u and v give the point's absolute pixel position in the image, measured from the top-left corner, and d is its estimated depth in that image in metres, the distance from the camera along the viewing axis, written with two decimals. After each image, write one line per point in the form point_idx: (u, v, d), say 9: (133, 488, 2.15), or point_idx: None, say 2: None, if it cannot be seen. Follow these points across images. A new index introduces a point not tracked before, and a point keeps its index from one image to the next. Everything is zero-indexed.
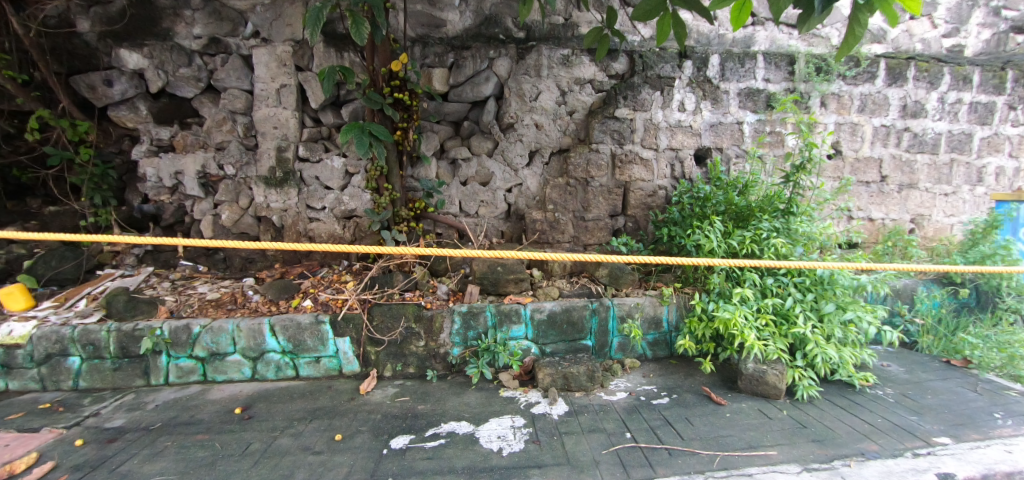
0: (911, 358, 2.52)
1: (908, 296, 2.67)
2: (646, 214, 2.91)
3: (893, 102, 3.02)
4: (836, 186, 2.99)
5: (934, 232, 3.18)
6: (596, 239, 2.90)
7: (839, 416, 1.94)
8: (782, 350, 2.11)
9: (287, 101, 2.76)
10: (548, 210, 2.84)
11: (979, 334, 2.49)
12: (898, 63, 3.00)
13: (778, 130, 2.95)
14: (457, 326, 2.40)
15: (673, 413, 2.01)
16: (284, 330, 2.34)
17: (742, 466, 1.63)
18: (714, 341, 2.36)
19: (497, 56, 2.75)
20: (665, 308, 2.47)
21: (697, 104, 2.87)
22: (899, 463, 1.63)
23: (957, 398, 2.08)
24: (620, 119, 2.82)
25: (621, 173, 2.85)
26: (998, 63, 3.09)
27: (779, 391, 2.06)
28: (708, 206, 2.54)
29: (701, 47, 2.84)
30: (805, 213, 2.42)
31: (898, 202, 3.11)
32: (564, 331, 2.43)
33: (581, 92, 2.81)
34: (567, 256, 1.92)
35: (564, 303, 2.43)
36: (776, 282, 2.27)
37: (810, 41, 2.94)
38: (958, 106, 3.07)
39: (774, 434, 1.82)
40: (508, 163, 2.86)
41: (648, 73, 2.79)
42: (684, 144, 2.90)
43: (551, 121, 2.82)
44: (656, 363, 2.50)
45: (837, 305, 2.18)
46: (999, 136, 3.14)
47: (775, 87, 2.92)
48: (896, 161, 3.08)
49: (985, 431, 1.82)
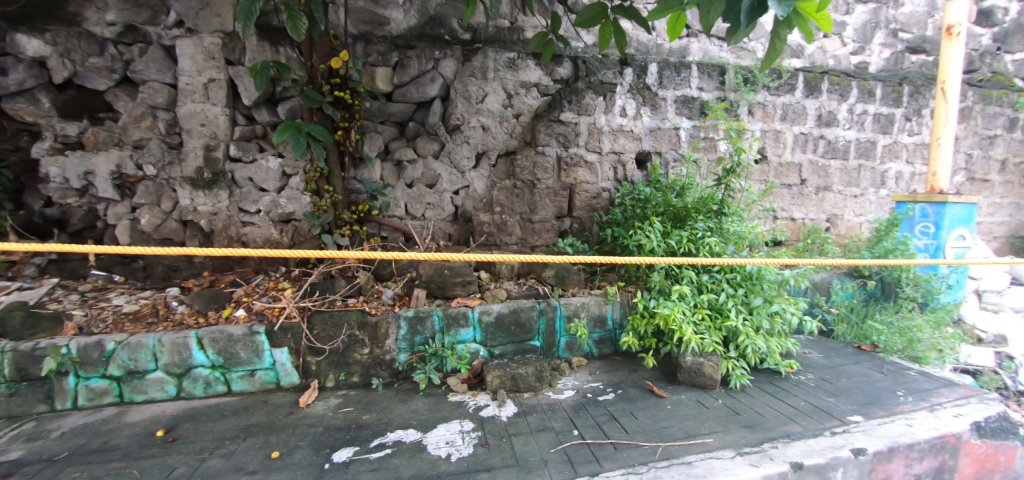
0: (828, 345, 2.77)
1: (825, 288, 2.94)
2: (591, 215, 2.99)
3: (811, 111, 3.30)
4: (763, 188, 3.23)
5: (846, 230, 3.51)
6: (543, 240, 2.92)
7: (767, 402, 2.08)
8: (717, 342, 2.23)
9: (216, 97, 2.57)
10: (495, 212, 2.84)
11: (884, 320, 2.76)
12: (814, 76, 3.28)
13: (711, 135, 3.14)
14: (404, 331, 2.35)
15: (618, 408, 2.06)
16: (213, 342, 2.17)
17: (681, 455, 1.71)
18: (656, 337, 2.45)
19: (443, 57, 2.70)
20: (610, 307, 2.54)
21: (638, 109, 2.99)
22: (819, 442, 1.77)
23: (867, 379, 2.30)
24: (565, 122, 2.87)
25: (567, 175, 2.91)
26: (896, 79, 3.46)
27: (715, 381, 2.18)
28: (648, 207, 2.65)
29: (640, 55, 2.97)
30: (736, 213, 2.58)
31: (816, 203, 3.41)
32: (512, 333, 2.43)
33: (527, 96, 2.84)
34: (501, 257, 1.78)
35: (512, 305, 2.43)
36: (711, 278, 2.40)
37: (737, 54, 3.17)
38: (864, 117, 3.41)
39: (710, 423, 1.92)
40: (456, 165, 2.83)
41: (591, 79, 2.87)
42: (626, 148, 3.01)
43: (498, 123, 2.83)
44: (602, 361, 2.57)
45: (764, 298, 2.34)
46: (898, 144, 3.52)
47: (709, 95, 3.10)
48: (814, 166, 3.37)
49: (890, 407, 2.02)
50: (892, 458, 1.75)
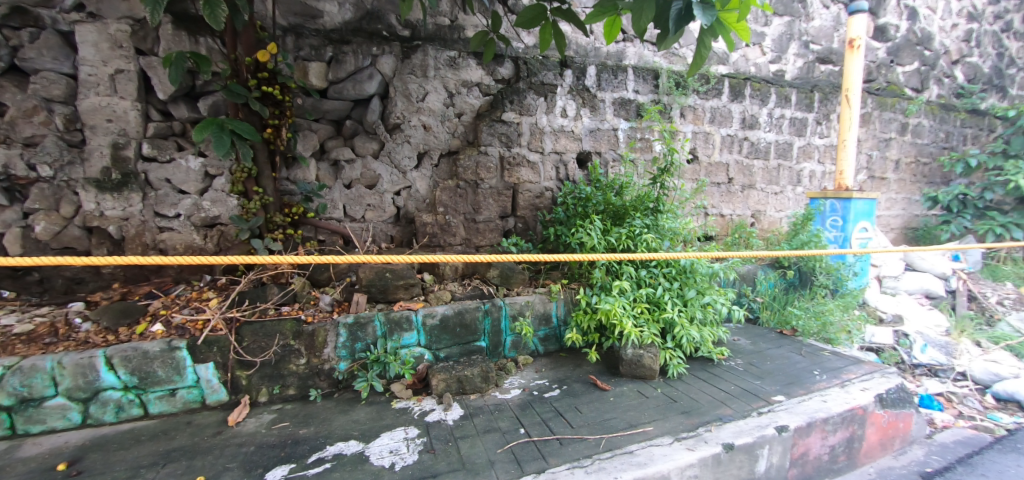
0: (754, 332, 2.97)
1: (751, 279, 3.16)
2: (534, 214, 3.02)
3: (735, 115, 3.54)
4: (694, 187, 3.42)
5: (768, 225, 3.81)
6: (488, 240, 2.91)
7: (701, 388, 2.20)
8: (655, 334, 2.32)
9: (124, 90, 2.32)
10: (438, 213, 2.79)
11: (802, 306, 3.02)
12: (738, 82, 3.52)
13: (646, 136, 3.28)
14: (343, 338, 2.24)
15: (563, 404, 2.09)
16: (125, 361, 1.95)
17: (623, 445, 1.76)
18: (599, 331, 2.52)
19: (381, 54, 2.61)
20: (554, 304, 2.59)
21: (578, 110, 3.07)
22: (748, 422, 1.89)
23: (787, 361, 2.49)
24: (507, 122, 2.88)
25: (510, 175, 2.93)
26: (808, 87, 3.80)
27: (654, 372, 2.27)
28: (589, 206, 2.73)
29: (579, 58, 3.05)
30: (670, 210, 2.70)
31: (742, 200, 3.66)
32: (457, 335, 2.40)
33: (468, 95, 2.82)
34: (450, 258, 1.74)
35: (456, 307, 2.40)
36: (649, 273, 2.49)
37: (670, 59, 3.34)
38: (781, 120, 3.71)
39: (650, 412, 2.00)
40: (396, 164, 2.75)
41: (532, 79, 2.91)
42: (567, 148, 3.07)
43: (439, 123, 2.78)
44: (548, 358, 2.60)
45: (697, 290, 2.48)
46: (810, 146, 3.86)
47: (644, 98, 3.24)
48: (740, 166, 3.62)
49: (808, 386, 2.20)
50: (811, 432, 1.91)
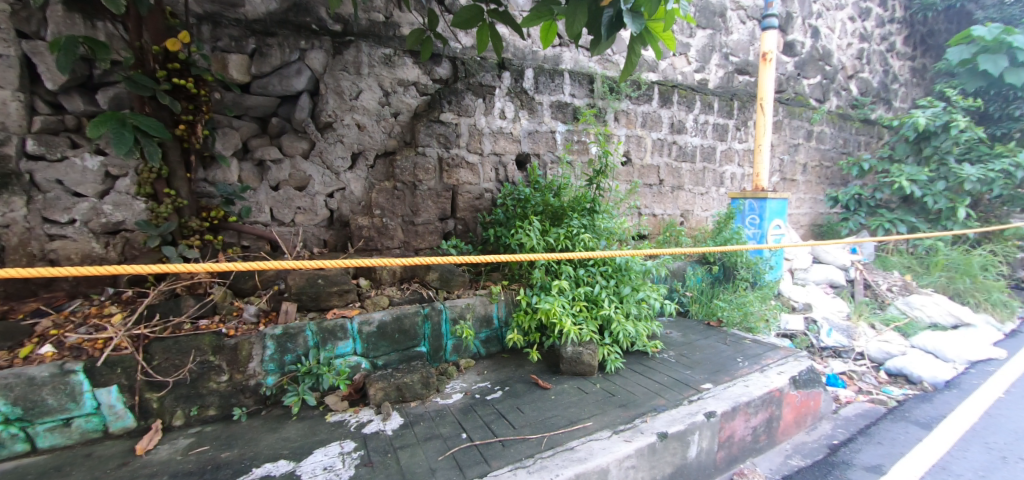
0: (685, 324, 3.15)
1: (681, 275, 3.35)
2: (474, 216, 3.02)
3: (665, 120, 3.75)
4: (628, 188, 3.57)
5: (696, 223, 4.06)
6: (427, 242, 2.86)
7: (636, 381, 2.30)
8: (593, 331, 2.39)
9: (2, 77, 1.97)
10: (375, 216, 2.70)
11: (726, 298, 3.25)
12: (667, 89, 3.73)
13: (583, 139, 3.39)
14: (271, 351, 2.10)
15: (505, 405, 2.10)
16: (5, 391, 1.68)
17: (564, 442, 1.79)
18: (540, 331, 2.56)
19: (310, 48, 2.48)
20: (495, 306, 2.59)
21: (516, 113, 3.11)
22: (680, 410, 2.00)
23: (714, 351, 2.67)
24: (445, 123, 2.86)
25: (449, 176, 2.90)
26: (729, 95, 4.10)
27: (593, 368, 2.33)
28: (528, 207, 2.76)
29: (517, 60, 3.08)
30: (606, 211, 2.80)
31: (671, 200, 3.88)
32: (396, 341, 2.34)
33: (405, 94, 2.74)
34: (384, 261, 1.60)
35: (394, 312, 2.34)
36: (586, 272, 2.57)
37: (604, 65, 3.48)
38: (706, 126, 3.98)
39: (589, 407, 2.05)
40: (329, 165, 2.62)
41: (470, 80, 2.91)
42: (506, 149, 3.11)
43: (374, 122, 2.69)
44: (490, 360, 2.60)
45: (632, 287, 2.59)
46: (731, 150, 4.18)
47: (580, 102, 3.35)
48: (669, 168, 3.83)
49: (733, 373, 2.36)
50: (736, 416, 2.05)
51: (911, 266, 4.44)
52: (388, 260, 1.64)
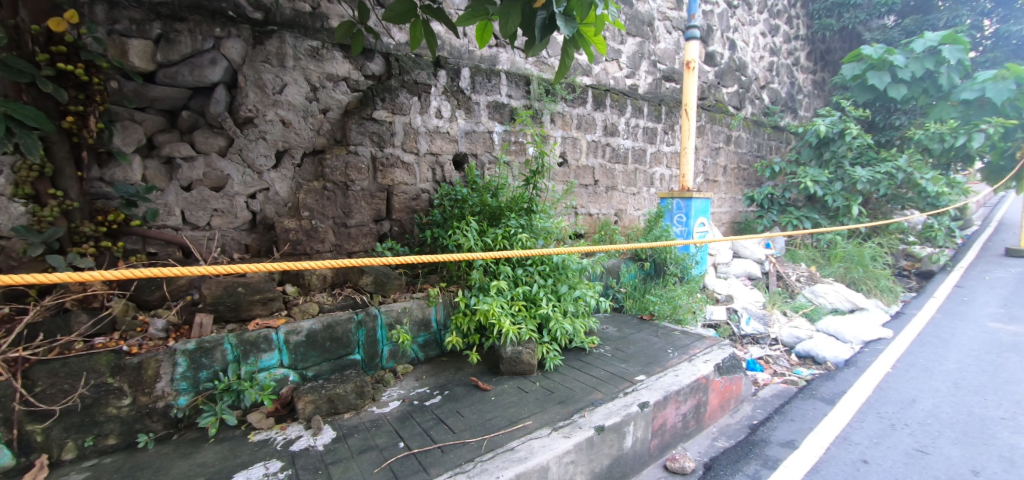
0: (619, 319, 3.26)
1: (616, 272, 3.51)
2: (410, 217, 2.95)
3: (599, 122, 3.88)
4: (564, 188, 3.66)
5: (629, 222, 4.25)
6: (361, 245, 2.75)
7: (574, 376, 2.35)
8: (532, 329, 2.41)
9: None
10: (303, 218, 2.54)
11: (657, 293, 3.43)
12: (600, 93, 3.86)
13: (520, 140, 3.44)
14: (183, 368, 1.90)
15: (445, 409, 2.05)
16: None
17: (504, 443, 1.78)
18: (479, 332, 2.54)
19: (226, 36, 2.28)
20: (433, 309, 2.56)
21: (452, 112, 3.09)
22: (616, 403, 2.06)
23: (646, 344, 2.80)
24: (378, 121, 2.77)
25: (383, 176, 2.81)
26: (657, 101, 4.34)
27: (532, 366, 2.36)
28: (465, 207, 2.73)
29: (453, 59, 3.06)
30: (543, 211, 2.84)
31: (606, 200, 4.03)
32: (327, 350, 2.22)
33: (334, 90, 2.61)
34: (324, 264, 1.55)
35: (325, 320, 2.22)
36: (524, 272, 2.58)
37: (540, 67, 3.57)
38: (636, 129, 4.17)
39: (529, 406, 2.06)
40: (250, 164, 2.43)
41: (404, 78, 2.84)
42: (442, 149, 3.07)
43: (301, 118, 2.53)
44: (429, 364, 2.55)
45: (569, 285, 2.65)
46: (660, 152, 4.42)
47: (517, 103, 3.39)
48: (604, 169, 3.97)
49: (664, 364, 2.48)
50: (667, 404, 2.14)
51: (815, 259, 4.95)
52: (328, 263, 1.58)
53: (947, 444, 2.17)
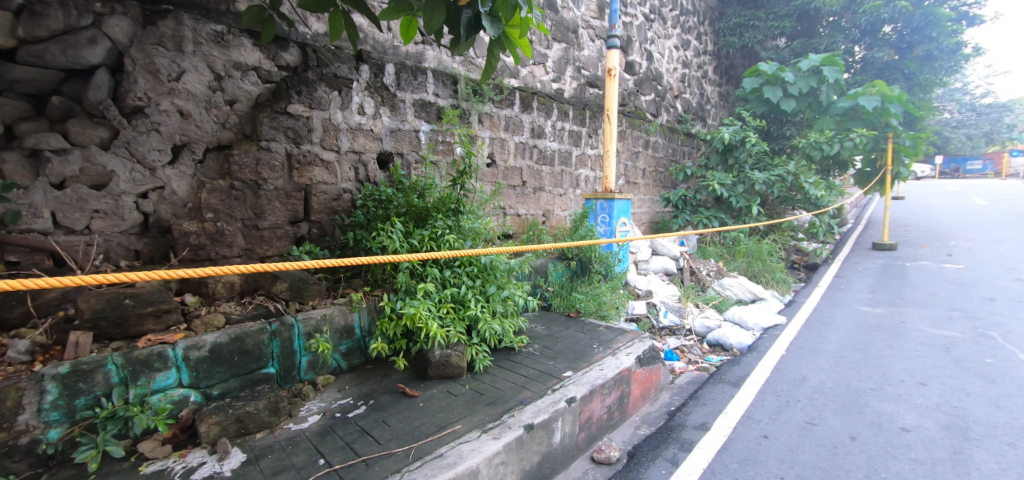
0: (547, 317, 3.34)
1: (543, 271, 3.60)
2: (331, 218, 2.79)
3: (526, 125, 3.95)
4: (492, 189, 3.67)
5: (556, 222, 4.37)
6: (275, 248, 2.54)
7: (504, 376, 2.36)
8: (460, 332, 2.38)
9: None
10: (206, 220, 2.30)
11: (583, 290, 3.56)
12: (527, 95, 3.93)
13: (447, 140, 3.41)
14: (54, 396, 1.60)
15: (369, 420, 1.95)
16: None
17: (433, 450, 1.72)
18: (406, 337, 2.47)
19: (108, 13, 1.99)
20: (356, 315, 2.45)
21: (376, 109, 2.98)
22: (545, 400, 2.09)
23: (573, 340, 2.89)
24: (294, 115, 2.58)
25: (300, 175, 2.63)
26: (582, 106, 4.51)
27: (461, 369, 2.32)
28: (390, 208, 2.63)
29: (376, 54, 2.97)
30: (471, 211, 2.82)
31: (534, 201, 4.11)
32: (236, 365, 2.02)
33: (242, 80, 2.40)
34: (232, 268, 1.40)
35: (232, 332, 2.02)
36: (452, 273, 2.55)
37: (468, 67, 3.59)
38: (562, 132, 4.31)
39: (458, 410, 2.03)
40: (140, 158, 2.13)
41: (323, 70, 2.68)
42: (366, 147, 2.95)
43: (203, 110, 2.28)
44: (352, 373, 2.43)
45: (497, 286, 2.66)
46: (585, 155, 4.61)
47: (444, 102, 3.36)
48: (531, 171, 4.05)
49: (590, 359, 2.57)
50: (593, 398, 2.22)
51: (722, 254, 5.44)
52: (236, 267, 1.43)
53: (831, 414, 2.48)
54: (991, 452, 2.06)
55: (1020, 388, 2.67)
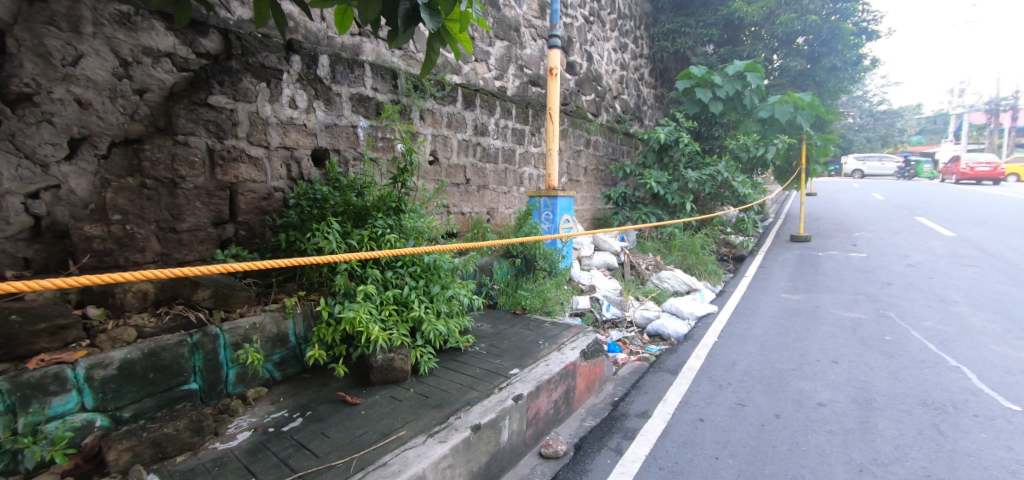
0: (493, 315, 3.34)
1: (489, 269, 3.59)
2: (260, 219, 2.61)
3: (469, 122, 3.92)
4: (435, 187, 3.61)
5: (501, 220, 4.38)
6: (196, 253, 2.34)
7: (450, 377, 2.33)
8: (404, 334, 2.31)
9: None
10: (113, 223, 2.04)
11: (529, 287, 3.61)
12: (470, 92, 3.90)
13: (386, 137, 3.33)
14: None
15: (307, 433, 1.85)
16: None
17: (376, 458, 1.65)
18: (345, 342, 2.37)
19: None
20: (290, 322, 2.31)
21: (309, 102, 2.84)
22: (492, 400, 2.08)
23: (520, 337, 2.91)
24: (215, 107, 2.38)
25: (224, 172, 2.43)
26: (525, 104, 4.55)
27: (405, 372, 2.26)
28: (326, 207, 2.50)
29: (308, 44, 2.82)
30: (413, 210, 2.75)
31: (478, 199, 4.10)
32: (151, 382, 1.83)
33: (154, 67, 2.16)
34: (144, 273, 1.25)
35: (146, 346, 1.82)
36: (394, 274, 2.47)
37: (407, 62, 3.51)
38: (506, 130, 4.32)
39: (403, 415, 1.97)
40: (28, 153, 1.81)
41: (248, 60, 2.50)
42: (298, 143, 2.80)
43: (106, 99, 2.01)
44: (287, 383, 2.30)
45: (441, 285, 2.62)
46: (529, 153, 4.66)
47: (383, 97, 3.27)
48: (475, 168, 4.03)
49: (536, 354, 2.61)
50: (540, 394, 2.25)
51: (660, 249, 5.72)
52: (149, 272, 1.28)
53: (758, 394, 2.68)
54: (891, 418, 2.34)
55: (912, 361, 3.04)
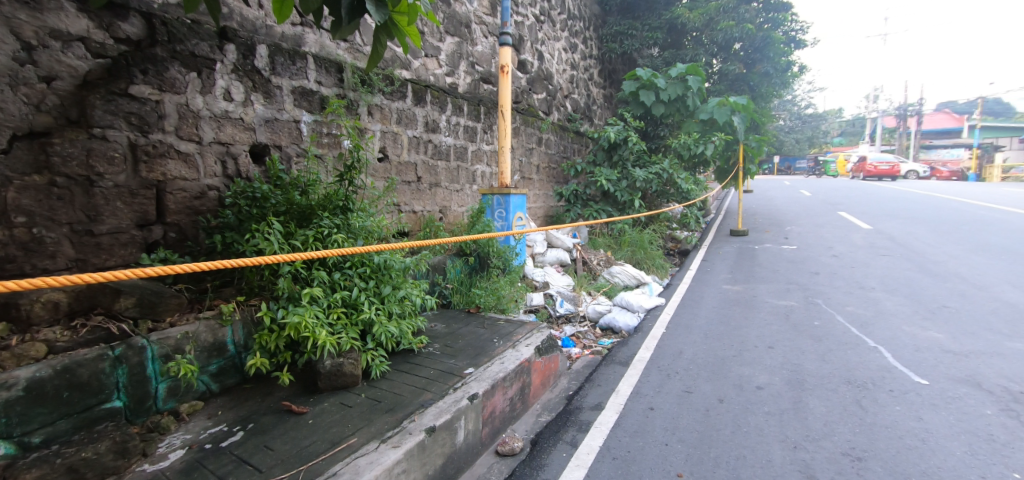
0: (447, 314, 3.31)
1: (442, 268, 3.56)
2: (193, 220, 2.43)
3: (419, 118, 3.85)
4: (385, 185, 3.52)
5: (454, 218, 4.35)
6: (117, 258, 2.14)
7: (402, 380, 2.28)
8: (354, 338, 2.23)
9: None
10: (16, 226, 1.79)
11: (482, 285, 3.61)
12: (420, 88, 3.84)
13: (331, 132, 3.20)
14: None
15: (248, 447, 1.74)
16: None
17: (325, 469, 1.58)
18: (290, 349, 2.25)
19: None
20: (228, 329, 2.18)
21: (246, 95, 2.68)
22: (447, 400, 2.06)
23: (475, 336, 2.90)
24: (138, 98, 2.17)
25: (149, 169, 2.24)
26: (476, 101, 4.54)
27: (355, 377, 2.20)
28: (266, 207, 2.35)
29: (244, 32, 2.65)
30: (361, 209, 2.66)
31: (430, 197, 4.04)
32: (65, 403, 1.63)
33: (65, 52, 1.93)
34: (51, 280, 1.11)
35: (58, 363, 1.61)
36: (342, 275, 2.38)
37: (354, 55, 3.38)
38: (457, 127, 4.29)
39: (353, 422, 1.90)
40: None
41: (176, 47, 2.31)
42: (235, 138, 2.64)
43: (5, 87, 1.75)
44: (225, 395, 2.16)
45: (392, 286, 2.56)
46: (481, 151, 4.65)
47: (327, 91, 3.15)
48: (426, 166, 3.97)
49: (492, 352, 2.61)
50: (495, 392, 2.25)
51: (610, 245, 5.87)
52: (59, 278, 1.14)
53: (703, 381, 2.84)
54: (820, 397, 2.55)
55: (836, 344, 3.33)
